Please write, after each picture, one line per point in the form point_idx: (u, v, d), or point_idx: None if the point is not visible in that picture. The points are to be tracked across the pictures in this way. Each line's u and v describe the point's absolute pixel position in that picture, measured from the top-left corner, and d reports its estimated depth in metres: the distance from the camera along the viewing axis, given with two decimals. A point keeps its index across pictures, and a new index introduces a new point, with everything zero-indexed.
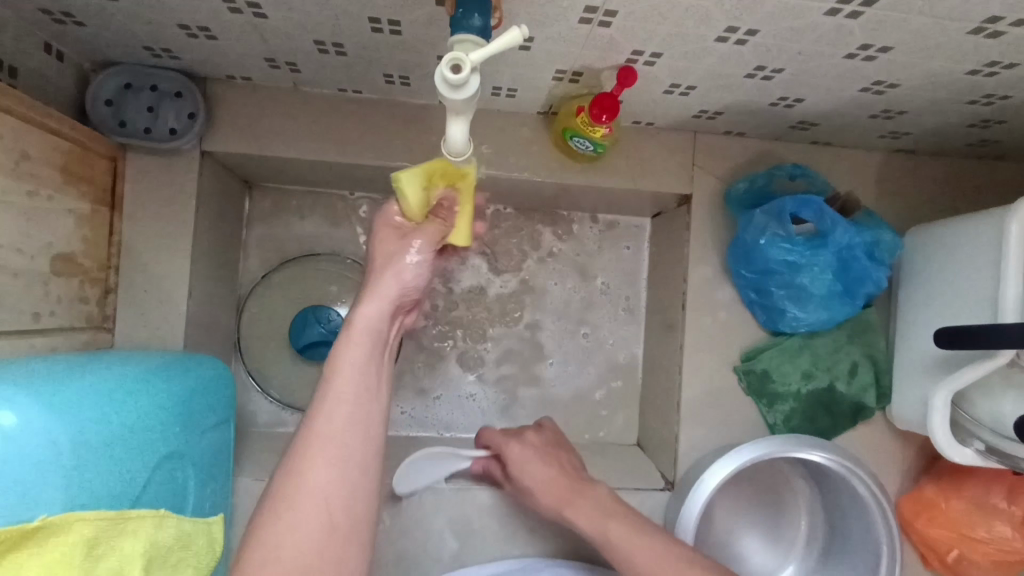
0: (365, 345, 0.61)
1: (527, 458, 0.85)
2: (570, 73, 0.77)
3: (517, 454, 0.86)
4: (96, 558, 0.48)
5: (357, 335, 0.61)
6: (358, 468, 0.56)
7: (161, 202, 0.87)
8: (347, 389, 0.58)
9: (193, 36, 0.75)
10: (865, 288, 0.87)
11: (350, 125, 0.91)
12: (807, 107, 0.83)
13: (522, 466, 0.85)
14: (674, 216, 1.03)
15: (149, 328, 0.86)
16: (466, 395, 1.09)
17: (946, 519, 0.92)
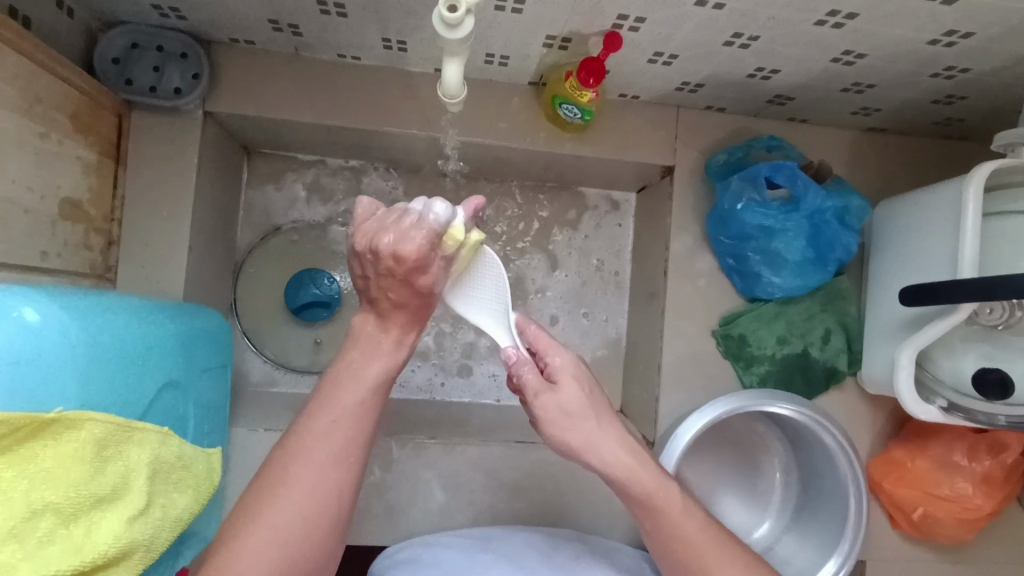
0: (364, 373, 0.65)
1: (577, 409, 0.67)
2: (559, 39, 0.82)
3: (557, 407, 0.67)
4: (104, 459, 0.51)
5: (359, 363, 0.65)
6: (331, 481, 0.60)
7: (165, 159, 0.90)
8: (332, 414, 0.62)
9: None
10: (836, 254, 0.91)
11: (349, 90, 0.95)
12: (783, 79, 0.88)
13: (569, 432, 0.67)
14: (658, 188, 1.07)
15: (150, 280, 0.89)
16: (486, 376, 1.11)
17: (913, 478, 0.96)
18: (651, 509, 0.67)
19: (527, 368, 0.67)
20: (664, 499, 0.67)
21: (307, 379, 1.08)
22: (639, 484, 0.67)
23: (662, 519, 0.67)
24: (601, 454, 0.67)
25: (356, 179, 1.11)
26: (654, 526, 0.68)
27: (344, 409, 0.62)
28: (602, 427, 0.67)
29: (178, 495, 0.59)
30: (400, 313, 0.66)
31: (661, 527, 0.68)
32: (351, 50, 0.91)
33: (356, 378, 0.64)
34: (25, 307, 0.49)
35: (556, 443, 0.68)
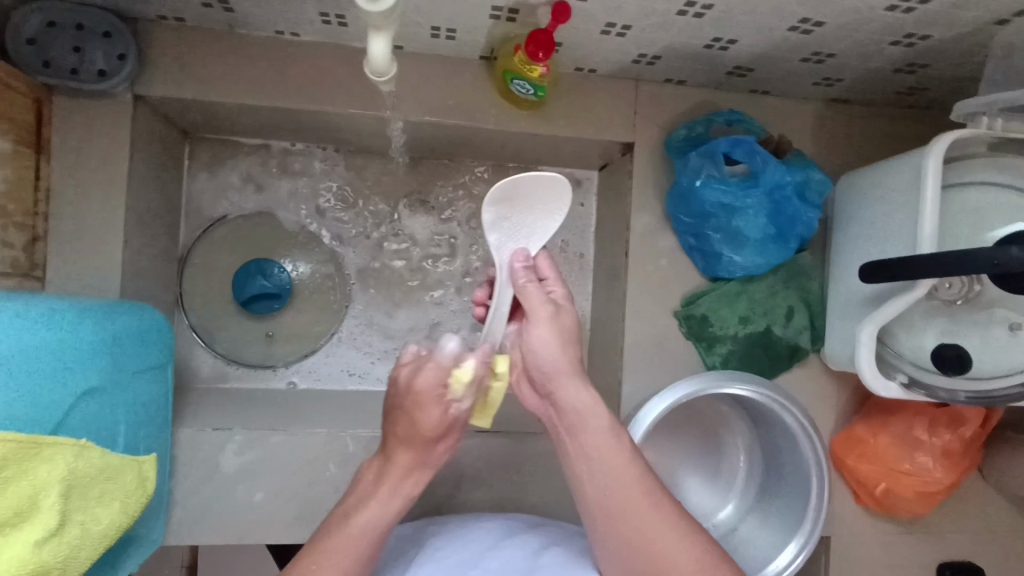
0: (383, 506, 0.64)
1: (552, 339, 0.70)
2: (506, 11, 0.78)
3: (536, 339, 0.70)
4: (7, 478, 0.47)
5: (374, 504, 0.63)
6: None
7: (92, 146, 0.84)
8: (349, 542, 0.61)
9: None
10: (797, 231, 0.89)
11: (289, 69, 0.89)
12: (741, 49, 0.85)
13: (540, 360, 0.70)
14: (619, 166, 1.04)
15: (82, 276, 0.84)
16: None
17: (874, 454, 0.96)
18: (599, 475, 0.64)
19: (529, 285, 0.72)
20: (606, 464, 0.65)
21: (261, 372, 1.04)
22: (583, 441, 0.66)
23: (600, 492, 0.64)
24: (568, 390, 0.68)
25: (305, 162, 1.06)
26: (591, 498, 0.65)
27: (363, 533, 0.62)
28: (578, 381, 0.69)
29: (101, 510, 0.55)
30: (410, 456, 0.65)
31: (605, 503, 0.63)
32: (288, 25, 0.86)
33: (352, 528, 0.62)
34: None
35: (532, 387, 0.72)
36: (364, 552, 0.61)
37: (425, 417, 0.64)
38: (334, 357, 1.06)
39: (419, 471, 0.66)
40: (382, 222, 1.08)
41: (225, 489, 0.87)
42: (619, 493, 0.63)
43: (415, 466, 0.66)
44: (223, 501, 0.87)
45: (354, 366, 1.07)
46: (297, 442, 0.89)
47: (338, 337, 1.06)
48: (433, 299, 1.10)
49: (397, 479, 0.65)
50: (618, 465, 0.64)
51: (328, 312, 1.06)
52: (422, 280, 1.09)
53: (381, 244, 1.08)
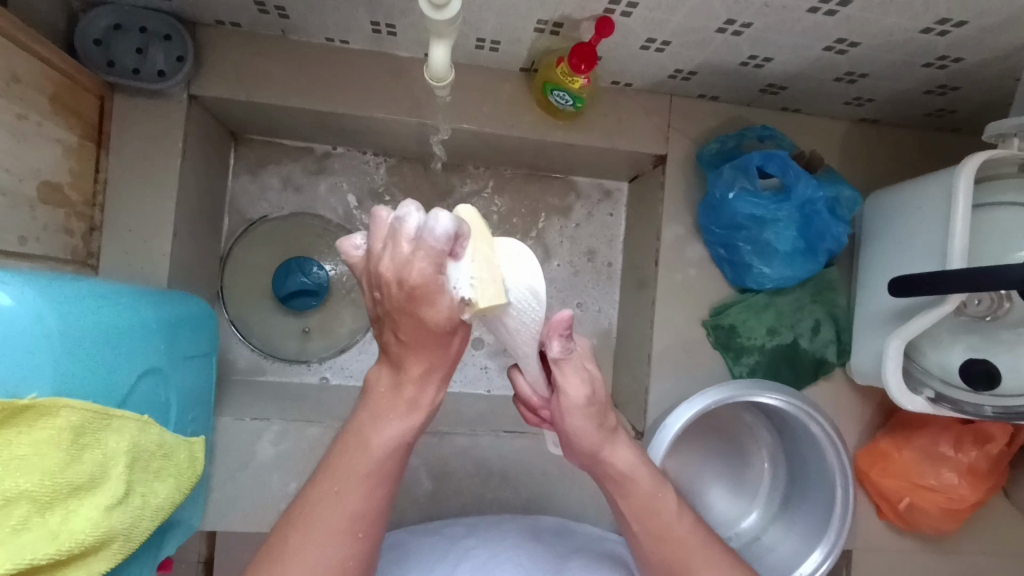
0: (406, 422, 0.60)
1: (588, 425, 0.62)
2: (551, 24, 0.81)
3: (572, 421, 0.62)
4: (82, 446, 0.50)
5: (396, 406, 0.59)
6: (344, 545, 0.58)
7: (148, 142, 0.88)
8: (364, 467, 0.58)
9: None
10: (827, 245, 0.91)
11: (338, 75, 0.93)
12: (776, 67, 0.87)
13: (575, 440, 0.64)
14: (650, 177, 1.06)
15: (134, 266, 0.88)
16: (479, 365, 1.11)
17: (897, 468, 0.97)
18: (645, 511, 0.64)
19: (563, 361, 0.59)
20: (635, 493, 0.65)
21: (294, 367, 1.07)
22: (613, 479, 0.65)
23: (622, 511, 0.66)
24: (608, 455, 0.64)
25: (345, 165, 1.10)
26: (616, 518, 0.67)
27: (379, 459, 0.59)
28: (619, 449, 0.64)
29: (159, 483, 0.59)
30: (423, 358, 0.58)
31: (649, 537, 0.65)
32: (339, 32, 0.89)
33: (364, 448, 0.59)
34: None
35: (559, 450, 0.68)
36: (379, 469, 0.59)
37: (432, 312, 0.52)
38: (365, 355, 1.09)
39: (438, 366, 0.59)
40: None
41: (261, 477, 0.90)
42: (649, 495, 0.64)
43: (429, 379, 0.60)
44: (258, 489, 0.90)
45: None
46: (331, 434, 0.91)
47: (369, 335, 1.09)
48: None
49: (412, 381, 0.59)
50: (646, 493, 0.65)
51: (361, 310, 1.09)
52: None
53: None
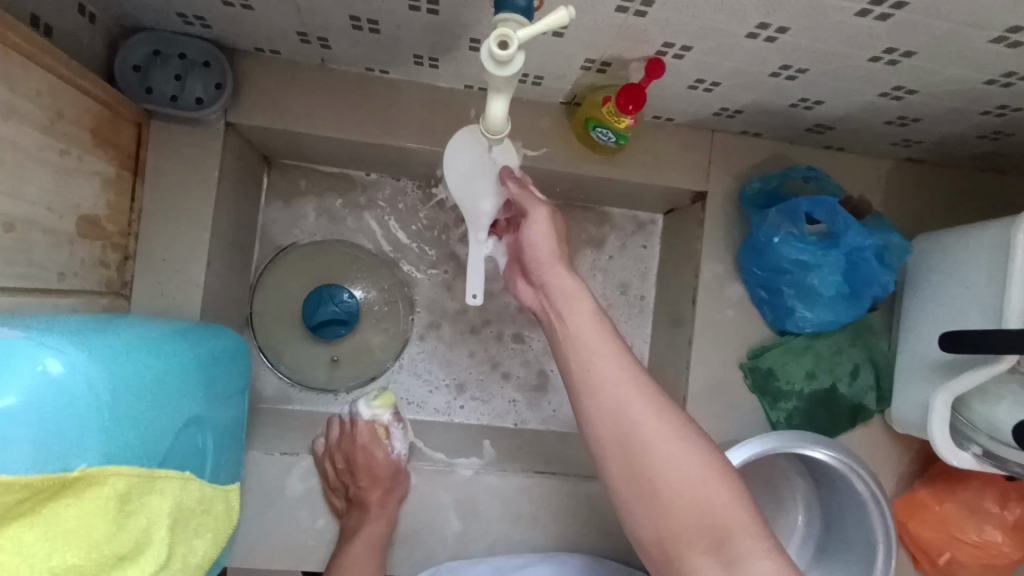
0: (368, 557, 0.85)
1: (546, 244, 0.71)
2: (598, 63, 0.79)
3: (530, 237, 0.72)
4: (127, 513, 0.49)
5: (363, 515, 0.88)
6: None
7: (184, 171, 0.87)
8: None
9: (229, 5, 0.75)
10: (872, 292, 0.89)
11: (376, 105, 0.92)
12: (826, 110, 0.85)
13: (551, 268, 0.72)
14: (688, 212, 1.04)
15: (166, 297, 0.87)
16: (508, 397, 1.10)
17: (938, 521, 0.94)
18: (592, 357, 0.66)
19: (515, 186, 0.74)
20: (585, 333, 0.67)
21: (321, 396, 1.06)
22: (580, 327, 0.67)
23: (577, 336, 0.67)
24: (554, 276, 0.71)
25: (378, 191, 1.09)
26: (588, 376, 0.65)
27: None
28: (563, 270, 0.71)
29: (197, 540, 0.57)
30: (377, 489, 0.90)
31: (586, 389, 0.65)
32: (379, 63, 0.88)
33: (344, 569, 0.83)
34: (49, 354, 0.45)
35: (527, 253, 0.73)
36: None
37: (378, 456, 0.93)
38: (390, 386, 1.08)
39: (384, 483, 0.91)
40: (447, 253, 1.10)
41: (289, 512, 0.89)
42: (598, 349, 0.66)
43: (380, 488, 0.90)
44: (287, 524, 0.88)
45: (411, 394, 1.08)
46: (360, 471, 0.91)
47: (395, 366, 1.08)
48: (493, 330, 1.10)
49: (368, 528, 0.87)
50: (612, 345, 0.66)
51: (389, 341, 1.07)
52: (483, 315, 1.10)
53: (445, 275, 1.10)
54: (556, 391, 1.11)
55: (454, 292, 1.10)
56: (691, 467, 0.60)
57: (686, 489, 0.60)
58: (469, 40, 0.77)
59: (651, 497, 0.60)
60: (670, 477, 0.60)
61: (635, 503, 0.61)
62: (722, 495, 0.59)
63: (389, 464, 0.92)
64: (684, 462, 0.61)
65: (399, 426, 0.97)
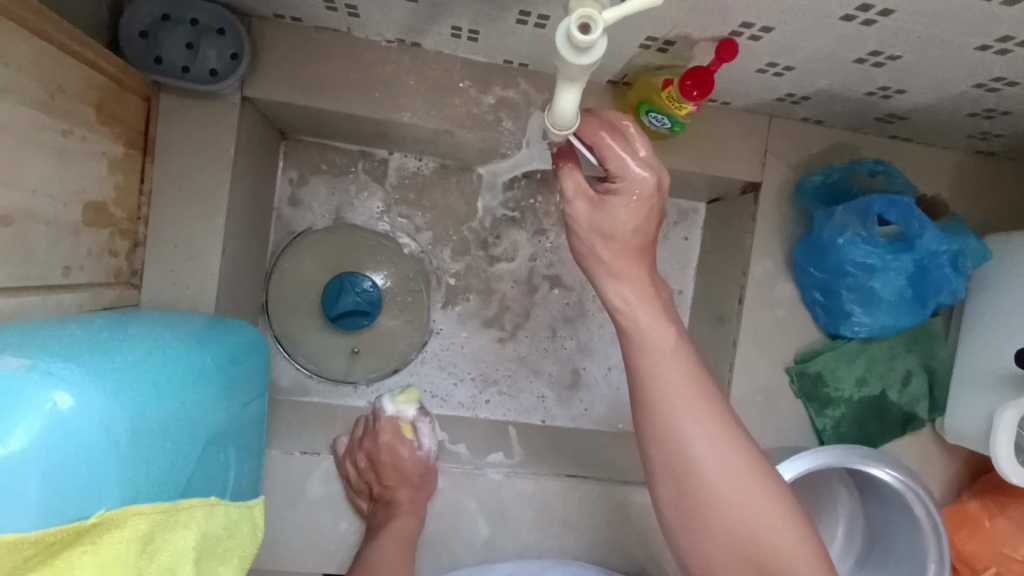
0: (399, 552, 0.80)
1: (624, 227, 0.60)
2: (660, 42, 0.71)
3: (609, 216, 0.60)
4: (150, 555, 0.44)
5: (392, 510, 0.83)
6: None
7: (197, 150, 0.80)
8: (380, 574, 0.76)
9: None
10: (939, 298, 0.82)
11: (407, 79, 0.84)
12: (906, 99, 0.77)
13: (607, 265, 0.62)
14: (736, 203, 0.97)
15: (179, 286, 0.80)
16: (536, 393, 1.05)
17: (987, 537, 0.89)
18: (651, 353, 0.61)
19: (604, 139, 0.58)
20: (652, 331, 0.61)
21: (340, 388, 1.01)
22: (636, 315, 0.61)
23: (645, 338, 0.61)
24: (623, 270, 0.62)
25: (403, 172, 1.01)
26: (640, 363, 0.61)
27: None
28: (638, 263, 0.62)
29: (224, 568, 0.52)
30: (401, 491, 0.85)
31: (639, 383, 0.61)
32: (412, 34, 0.79)
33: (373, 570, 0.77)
34: (57, 389, 0.41)
35: (581, 243, 0.63)
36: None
37: (404, 452, 0.88)
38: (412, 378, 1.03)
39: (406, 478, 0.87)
40: (476, 240, 1.03)
41: (309, 514, 0.84)
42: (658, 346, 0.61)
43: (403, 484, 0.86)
44: (307, 527, 0.84)
45: (435, 388, 1.02)
46: (386, 471, 0.86)
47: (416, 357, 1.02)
48: (521, 323, 1.05)
49: (398, 518, 0.82)
50: (671, 335, 0.61)
51: (413, 332, 1.02)
52: (512, 308, 1.04)
53: (473, 263, 1.03)
54: (586, 387, 1.06)
55: (481, 282, 1.04)
56: (746, 498, 0.58)
57: (740, 522, 0.58)
58: (518, 12, 0.69)
59: (702, 519, 0.59)
60: (724, 508, 0.58)
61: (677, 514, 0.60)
62: (770, 518, 0.58)
63: (419, 459, 0.88)
64: (740, 491, 0.58)
65: (425, 420, 0.92)
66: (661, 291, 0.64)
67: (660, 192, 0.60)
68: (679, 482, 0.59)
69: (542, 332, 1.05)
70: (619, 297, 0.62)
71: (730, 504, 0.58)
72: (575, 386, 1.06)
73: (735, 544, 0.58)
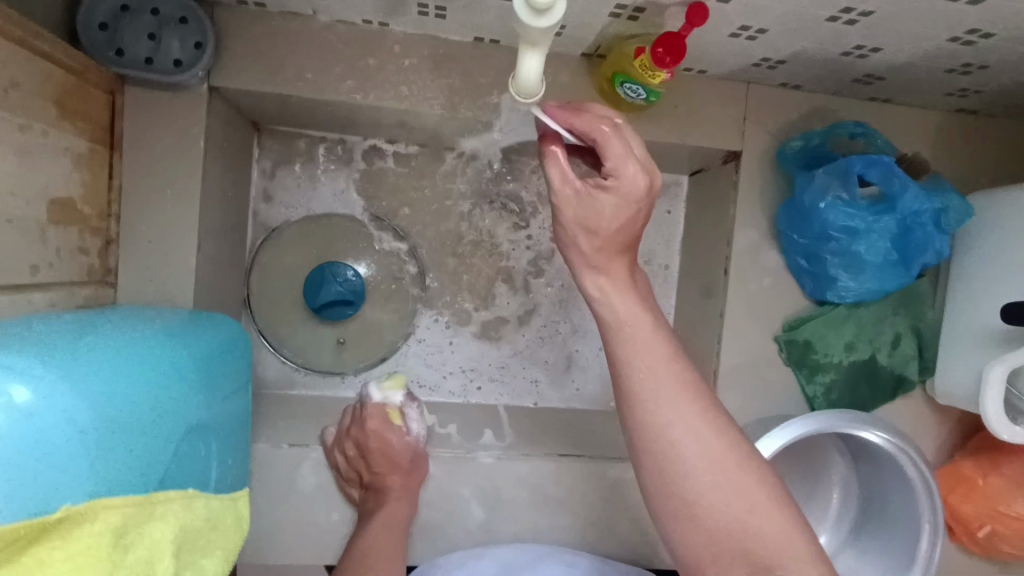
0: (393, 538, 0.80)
1: (608, 217, 0.59)
2: (631, 9, 0.69)
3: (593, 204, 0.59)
4: (125, 548, 0.43)
5: (383, 497, 0.83)
6: None
7: (166, 143, 0.78)
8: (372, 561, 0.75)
9: None
10: (924, 259, 0.82)
11: (377, 62, 0.82)
12: (882, 58, 0.76)
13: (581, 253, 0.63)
14: (718, 174, 0.96)
15: (156, 283, 0.79)
16: (529, 376, 1.05)
17: (980, 495, 0.90)
18: (631, 344, 0.60)
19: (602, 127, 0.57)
20: (629, 322, 0.61)
21: (328, 380, 1.00)
22: (617, 307, 0.61)
23: (623, 332, 0.61)
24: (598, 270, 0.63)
25: (381, 158, 1.00)
26: (620, 355, 0.61)
27: None
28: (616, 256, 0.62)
29: (207, 562, 0.51)
30: (390, 477, 0.84)
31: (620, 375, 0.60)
32: (379, 15, 0.78)
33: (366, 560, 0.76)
34: (14, 382, 0.40)
35: (563, 230, 0.63)
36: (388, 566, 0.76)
37: (393, 438, 0.87)
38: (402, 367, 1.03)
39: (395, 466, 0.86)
40: (458, 225, 1.02)
41: (301, 507, 0.83)
42: (637, 337, 0.60)
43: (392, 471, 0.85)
44: (300, 520, 0.83)
45: (425, 375, 1.02)
46: (374, 458, 0.85)
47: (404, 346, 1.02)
48: (509, 306, 1.04)
49: (390, 505, 0.82)
50: (652, 326, 0.61)
51: (399, 320, 1.01)
52: (500, 292, 1.03)
53: (457, 248, 1.02)
54: (577, 367, 1.06)
55: (466, 266, 1.03)
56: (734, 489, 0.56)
57: (730, 514, 0.56)
58: None
59: (689, 512, 0.57)
60: (712, 500, 0.56)
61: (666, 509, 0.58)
62: (762, 508, 0.56)
63: (408, 444, 0.87)
64: (726, 481, 0.56)
65: (413, 405, 0.91)
66: (639, 283, 0.64)
67: (651, 193, 0.59)
68: (664, 475, 0.57)
69: (530, 314, 1.05)
70: (594, 287, 0.62)
71: (716, 494, 0.56)
72: (566, 366, 1.06)
73: (726, 539, 0.56)
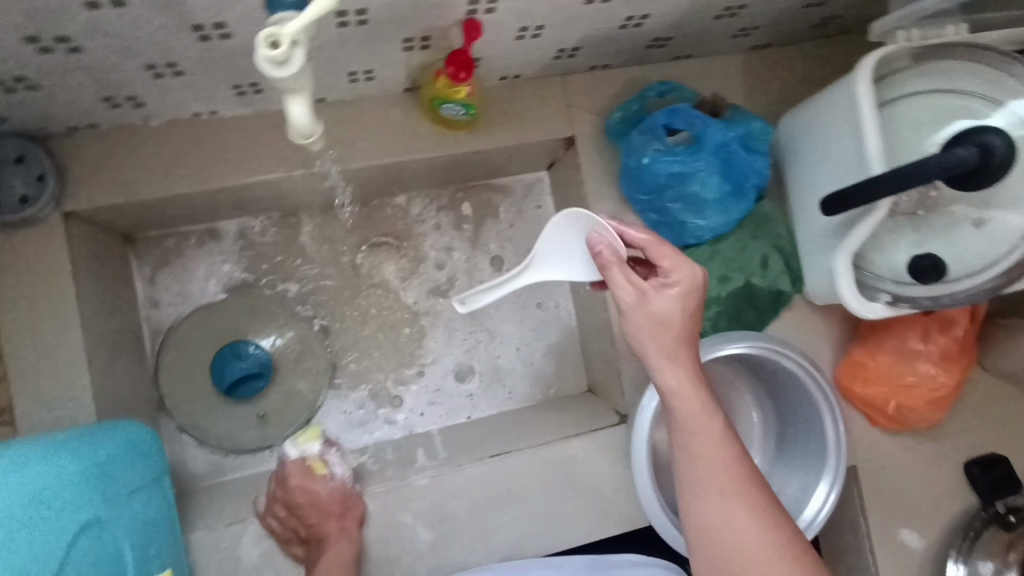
0: None
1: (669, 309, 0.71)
2: (418, 40, 0.77)
3: (622, 276, 0.73)
4: None
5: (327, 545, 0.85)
6: None
7: (27, 275, 0.81)
8: None
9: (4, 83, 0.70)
10: (751, 181, 0.91)
11: (216, 147, 0.88)
12: (655, 23, 0.86)
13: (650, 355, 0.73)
14: (566, 162, 1.04)
15: (52, 408, 0.81)
16: (462, 392, 1.09)
17: (877, 376, 0.98)
18: (678, 396, 0.72)
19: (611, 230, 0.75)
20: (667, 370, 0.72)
21: (262, 457, 1.02)
22: (671, 377, 0.72)
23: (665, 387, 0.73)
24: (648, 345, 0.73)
25: (257, 235, 1.05)
26: (688, 414, 0.71)
27: None
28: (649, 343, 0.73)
29: None
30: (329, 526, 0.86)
31: (678, 431, 0.72)
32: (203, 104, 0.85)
33: None
34: None
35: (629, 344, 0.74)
36: None
37: (319, 487, 0.89)
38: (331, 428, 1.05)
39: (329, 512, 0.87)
40: (348, 275, 1.07)
41: None
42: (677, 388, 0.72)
43: (332, 518, 0.87)
44: None
45: (358, 421, 1.04)
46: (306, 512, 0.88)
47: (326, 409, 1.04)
48: (418, 334, 1.08)
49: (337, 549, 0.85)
50: (684, 377, 0.72)
51: (316, 380, 1.04)
52: (406, 326, 1.08)
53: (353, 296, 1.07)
54: (498, 373, 1.11)
55: (367, 311, 1.07)
56: (739, 533, 0.65)
57: (728, 549, 0.65)
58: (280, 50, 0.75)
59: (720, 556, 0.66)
60: (720, 539, 0.66)
61: (699, 550, 0.67)
62: (754, 530, 0.65)
63: (336, 486, 0.90)
64: (729, 524, 0.66)
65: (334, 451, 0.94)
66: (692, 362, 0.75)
67: (697, 289, 0.73)
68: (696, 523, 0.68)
69: (441, 336, 1.09)
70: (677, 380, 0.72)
71: (722, 531, 0.66)
72: (490, 374, 1.10)
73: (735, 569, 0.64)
